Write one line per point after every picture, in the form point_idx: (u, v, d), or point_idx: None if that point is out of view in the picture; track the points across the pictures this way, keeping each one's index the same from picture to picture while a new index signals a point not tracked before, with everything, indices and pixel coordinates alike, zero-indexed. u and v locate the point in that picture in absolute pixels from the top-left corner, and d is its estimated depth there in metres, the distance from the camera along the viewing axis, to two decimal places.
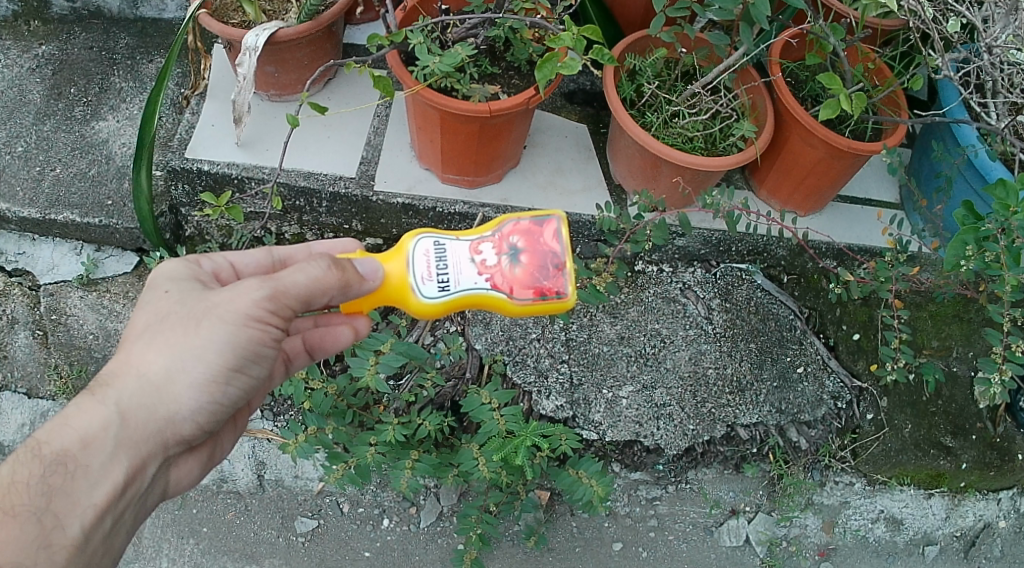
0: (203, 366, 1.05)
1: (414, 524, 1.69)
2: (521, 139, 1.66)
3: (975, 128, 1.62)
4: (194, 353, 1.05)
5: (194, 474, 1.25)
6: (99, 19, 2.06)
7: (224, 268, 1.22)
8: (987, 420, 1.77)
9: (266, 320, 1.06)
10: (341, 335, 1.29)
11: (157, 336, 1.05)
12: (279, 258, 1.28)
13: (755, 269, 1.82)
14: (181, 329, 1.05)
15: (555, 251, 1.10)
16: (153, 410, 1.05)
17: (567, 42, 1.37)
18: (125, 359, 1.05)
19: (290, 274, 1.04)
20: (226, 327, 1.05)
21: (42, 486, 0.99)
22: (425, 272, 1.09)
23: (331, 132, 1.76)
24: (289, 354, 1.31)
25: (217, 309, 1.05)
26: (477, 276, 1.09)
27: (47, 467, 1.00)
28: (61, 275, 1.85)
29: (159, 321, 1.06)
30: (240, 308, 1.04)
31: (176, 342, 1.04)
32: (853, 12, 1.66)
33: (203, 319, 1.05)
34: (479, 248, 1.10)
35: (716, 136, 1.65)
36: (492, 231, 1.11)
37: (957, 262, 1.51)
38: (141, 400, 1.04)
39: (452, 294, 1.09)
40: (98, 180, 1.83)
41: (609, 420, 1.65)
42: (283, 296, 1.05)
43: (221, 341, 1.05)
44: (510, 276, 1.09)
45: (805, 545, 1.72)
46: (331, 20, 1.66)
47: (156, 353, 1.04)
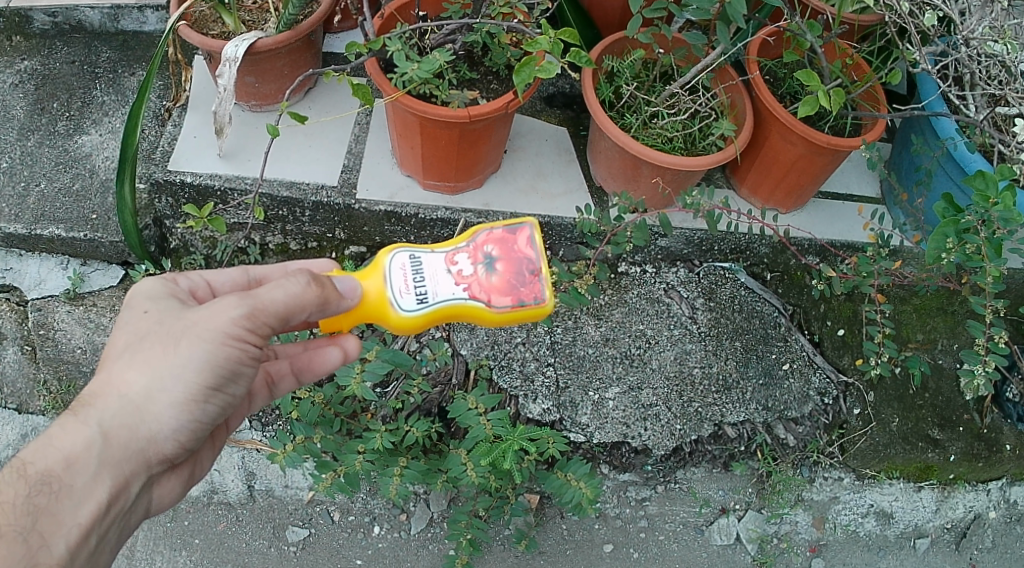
0: (184, 385, 1.05)
1: (404, 530, 1.70)
2: (502, 143, 1.67)
3: (954, 120, 1.62)
4: (174, 372, 1.04)
5: (177, 492, 1.25)
6: (80, 33, 2.06)
7: (201, 286, 1.22)
8: (974, 412, 1.79)
9: (246, 339, 1.06)
10: (325, 355, 1.28)
11: (137, 356, 1.05)
12: (255, 277, 1.29)
13: (738, 267, 1.83)
14: (161, 348, 1.05)
15: (530, 258, 1.10)
16: (135, 429, 1.05)
17: (544, 45, 1.37)
18: (106, 378, 1.05)
19: (268, 291, 1.04)
20: (205, 345, 1.04)
21: (28, 505, 0.99)
22: (402, 285, 1.09)
23: (312, 141, 1.76)
24: (271, 373, 1.32)
25: (196, 327, 1.04)
26: (454, 286, 1.09)
27: (31, 487, 1.00)
28: (49, 290, 1.85)
29: (138, 340, 1.06)
30: (218, 326, 1.04)
31: (155, 361, 1.04)
32: (830, 8, 1.67)
33: (182, 337, 1.05)
34: (454, 259, 1.10)
35: (695, 136, 1.65)
36: (466, 241, 1.12)
37: (938, 255, 1.49)
38: (122, 420, 1.04)
39: (430, 306, 1.09)
40: (82, 194, 1.83)
41: (596, 422, 1.66)
42: (261, 313, 1.04)
43: (199, 360, 1.04)
44: (487, 284, 1.09)
45: (796, 541, 1.72)
46: (309, 29, 1.67)
47: (136, 372, 1.04)
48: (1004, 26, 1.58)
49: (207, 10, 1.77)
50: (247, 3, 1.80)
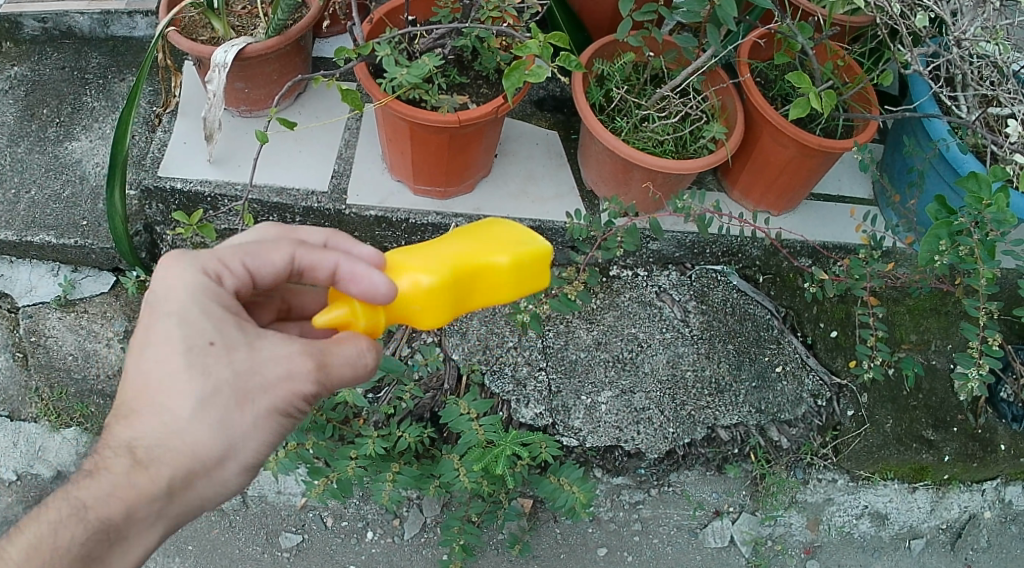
0: (254, 445, 0.97)
1: (398, 535, 1.70)
2: (492, 147, 1.66)
3: (946, 122, 1.59)
4: (244, 437, 0.95)
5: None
6: (70, 39, 2.05)
7: (235, 276, 1.01)
8: (968, 412, 1.78)
9: (309, 403, 0.99)
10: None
11: (206, 409, 0.93)
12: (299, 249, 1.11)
13: (730, 269, 1.82)
14: (233, 410, 0.94)
15: None
16: (198, 487, 0.97)
17: (533, 50, 1.36)
18: (167, 432, 0.93)
19: (339, 356, 0.97)
20: (278, 412, 0.96)
21: (81, 554, 0.93)
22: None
23: (301, 147, 1.76)
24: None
25: (275, 390, 0.95)
26: None
27: (89, 535, 0.93)
28: (39, 296, 1.84)
29: (207, 392, 0.92)
30: (294, 392, 0.96)
31: (225, 423, 0.93)
32: (820, 10, 1.67)
33: (258, 399, 0.95)
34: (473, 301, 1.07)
35: (686, 139, 1.65)
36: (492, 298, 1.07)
37: (932, 258, 1.50)
38: (185, 480, 0.95)
39: None
40: (73, 201, 1.83)
41: (589, 426, 1.66)
42: (333, 382, 0.98)
43: (273, 424, 0.97)
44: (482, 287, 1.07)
45: (790, 543, 1.72)
46: (299, 35, 1.66)
47: (205, 433, 0.93)
48: (995, 26, 1.58)
49: (197, 16, 1.77)
50: (237, 8, 1.80)
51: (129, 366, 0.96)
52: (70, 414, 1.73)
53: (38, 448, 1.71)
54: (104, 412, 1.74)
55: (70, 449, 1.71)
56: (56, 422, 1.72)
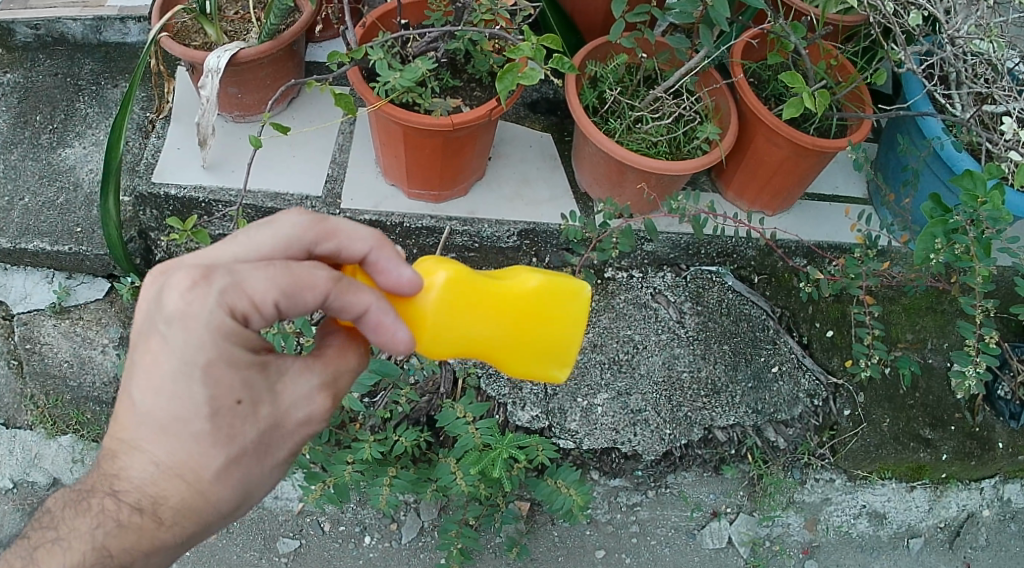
0: (268, 485, 0.99)
1: (395, 540, 1.69)
2: (486, 150, 1.66)
3: (940, 120, 1.60)
4: (261, 481, 0.96)
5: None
6: (63, 45, 2.05)
7: (263, 313, 0.90)
8: (965, 410, 1.77)
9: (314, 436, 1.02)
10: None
11: (233, 466, 0.91)
12: (322, 253, 0.98)
13: (725, 270, 1.83)
14: (255, 462, 0.94)
15: None
16: (210, 530, 0.98)
17: (527, 52, 1.36)
18: (189, 493, 0.90)
19: (343, 382, 1.01)
20: (293, 452, 0.98)
21: None
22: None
23: (295, 151, 1.76)
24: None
25: (293, 439, 0.96)
26: None
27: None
28: (34, 303, 1.83)
29: (232, 452, 0.91)
30: (308, 434, 0.98)
31: (247, 475, 0.94)
32: (813, 10, 1.67)
33: (278, 449, 0.96)
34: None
35: (680, 140, 1.65)
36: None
37: (927, 256, 1.48)
38: (201, 528, 0.95)
39: None
40: (67, 208, 1.82)
41: (586, 428, 1.65)
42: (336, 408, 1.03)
43: (285, 464, 1.00)
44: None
45: (789, 543, 1.71)
46: (291, 39, 1.66)
47: (228, 489, 0.92)
48: (989, 24, 1.56)
49: (189, 21, 1.76)
50: (230, 13, 1.80)
51: (141, 410, 0.88)
52: (65, 421, 1.73)
53: (33, 455, 1.71)
54: (99, 418, 1.73)
55: (65, 457, 1.70)
56: (52, 429, 1.72)
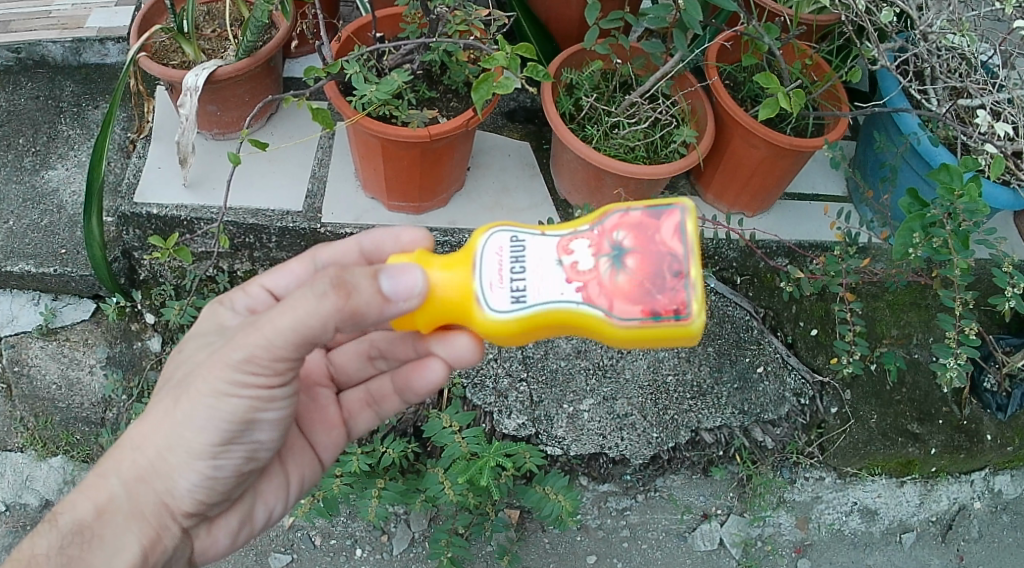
0: (198, 436, 1.02)
1: (387, 551, 1.69)
2: (464, 160, 1.67)
3: (915, 116, 1.59)
4: (183, 421, 1.01)
5: (225, 543, 1.22)
6: (44, 68, 2.06)
7: (261, 296, 1.15)
8: (952, 404, 1.78)
9: (250, 383, 0.98)
10: (430, 372, 1.11)
11: (158, 405, 1.04)
12: None
13: (708, 273, 1.79)
14: (172, 398, 1.02)
15: (675, 254, 0.85)
16: (155, 485, 1.05)
17: (501, 62, 1.35)
18: (123, 438, 1.05)
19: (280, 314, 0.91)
20: (210, 393, 0.99)
21: (60, 557, 1.00)
22: (493, 277, 0.87)
23: (274, 166, 1.77)
24: (374, 393, 1.28)
25: (196, 383, 1.00)
26: (564, 283, 0.86)
27: (64, 538, 1.01)
28: (21, 326, 1.83)
29: (155, 397, 1.06)
30: (214, 375, 0.98)
31: (165, 410, 1.02)
32: (786, 11, 1.67)
33: (183, 394, 1.01)
34: (570, 248, 0.87)
35: (657, 144, 1.65)
36: (590, 225, 0.89)
37: (905, 250, 1.48)
38: (140, 476, 1.04)
39: (527, 308, 0.85)
40: (51, 230, 1.83)
41: (572, 434, 1.66)
42: (260, 354, 0.95)
43: (201, 413, 1.01)
44: (611, 286, 0.85)
45: (780, 543, 1.71)
46: (268, 56, 1.67)
47: (154, 427, 1.03)
48: (961, 18, 1.56)
49: (167, 41, 1.77)
50: (207, 31, 1.80)
51: None
52: (57, 442, 1.73)
53: (25, 478, 1.71)
54: (89, 438, 1.73)
55: (56, 478, 1.70)
56: (43, 451, 1.72)
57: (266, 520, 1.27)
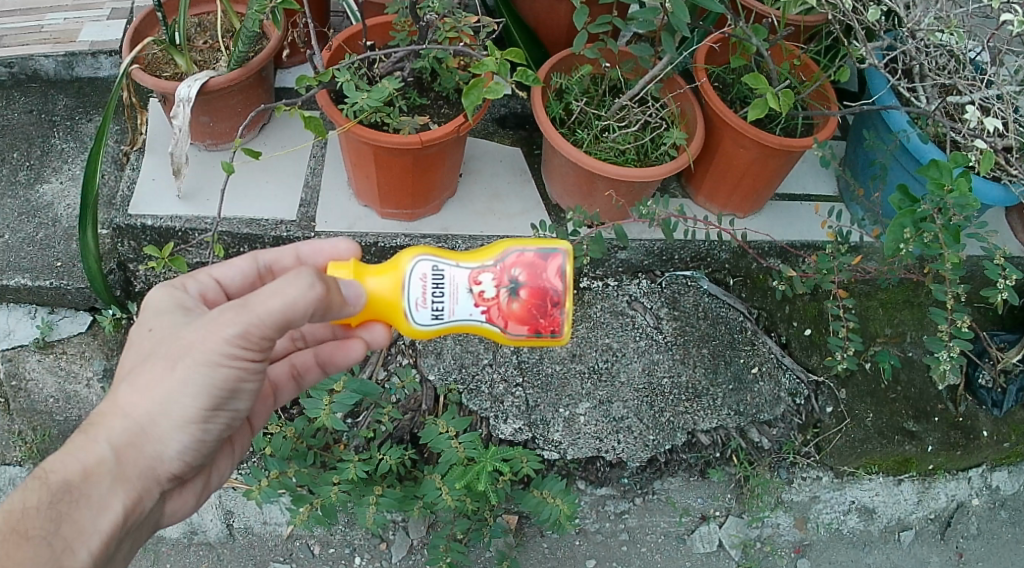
0: (189, 404, 1.02)
1: (385, 559, 1.69)
2: (456, 167, 1.68)
3: (904, 114, 1.60)
4: (178, 390, 1.01)
5: (190, 505, 1.25)
6: (37, 82, 2.07)
7: (210, 287, 1.18)
8: (947, 401, 1.78)
9: (243, 357, 0.99)
10: (351, 351, 1.23)
11: (142, 375, 1.01)
12: (265, 264, 1.23)
13: (700, 274, 1.84)
14: (161, 366, 1.00)
15: (556, 288, 1.07)
16: (144, 449, 1.03)
17: (491, 67, 1.33)
18: (112, 401, 1.02)
19: (266, 298, 0.95)
20: (201, 369, 0.99)
21: (50, 512, 0.97)
22: (419, 298, 1.06)
23: (267, 176, 1.78)
24: (298, 366, 1.32)
25: (192, 350, 0.99)
26: (473, 307, 1.07)
27: (53, 495, 0.98)
28: (18, 339, 1.83)
29: (140, 362, 1.02)
30: (212, 344, 0.98)
31: (155, 381, 1.00)
32: (774, 12, 1.68)
33: (179, 360, 1.00)
34: (478, 279, 1.06)
35: (648, 146, 1.66)
36: (492, 260, 1.07)
37: (897, 246, 1.48)
38: (131, 440, 1.02)
39: (445, 322, 1.08)
40: (47, 243, 1.83)
41: (569, 438, 1.66)
42: (255, 328, 0.96)
43: (196, 384, 1.00)
44: (506, 310, 1.07)
45: (779, 544, 1.71)
46: (260, 66, 1.68)
47: (145, 395, 1.01)
48: (948, 15, 1.56)
49: (160, 53, 1.77)
50: (199, 43, 1.81)
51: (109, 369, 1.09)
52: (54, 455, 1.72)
53: None
54: None
55: None
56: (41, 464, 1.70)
57: (215, 480, 1.30)
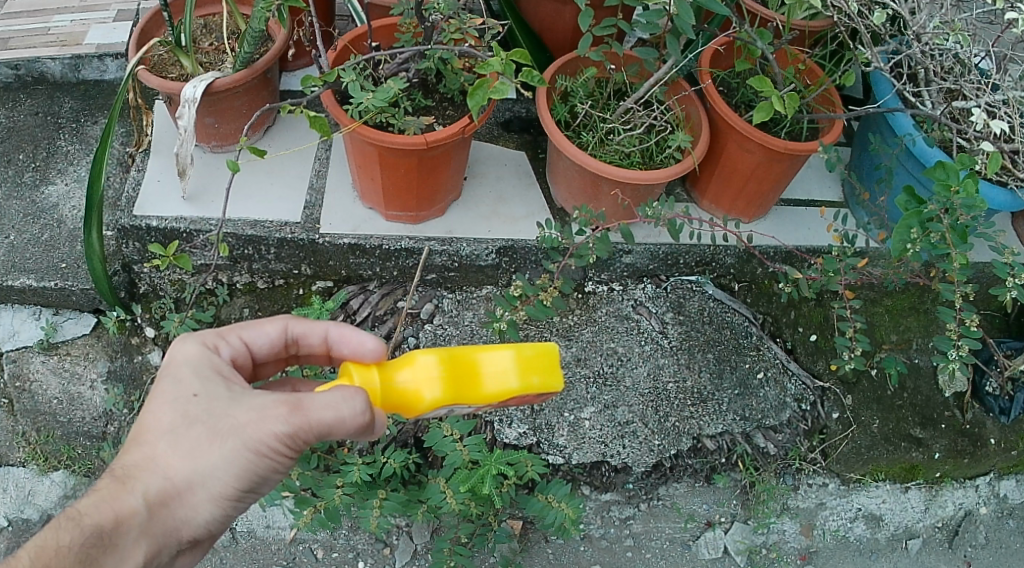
0: (229, 482, 1.00)
1: (389, 564, 1.68)
2: (461, 169, 1.67)
3: (909, 117, 1.60)
4: (218, 469, 0.98)
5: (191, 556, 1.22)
6: (43, 85, 2.07)
7: (239, 348, 1.16)
8: (954, 409, 1.77)
9: (284, 451, 1.00)
10: None
11: (183, 441, 0.98)
12: (293, 334, 1.21)
13: (704, 279, 1.83)
14: (205, 440, 0.98)
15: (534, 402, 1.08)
16: (176, 512, 1.00)
17: (496, 67, 1.32)
18: (150, 455, 0.98)
19: (320, 408, 0.95)
20: (246, 454, 0.98)
21: (79, 555, 0.94)
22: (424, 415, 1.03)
23: (273, 178, 1.77)
24: None
25: (240, 431, 0.97)
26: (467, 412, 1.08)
27: (85, 538, 0.95)
28: (22, 341, 1.82)
29: (185, 426, 0.99)
30: (262, 435, 0.97)
31: (197, 453, 0.98)
32: (779, 16, 1.68)
33: (225, 437, 0.98)
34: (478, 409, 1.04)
35: (653, 149, 1.65)
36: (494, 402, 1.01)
37: (903, 248, 1.47)
38: (166, 501, 0.99)
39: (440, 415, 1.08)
40: (51, 244, 1.83)
41: (574, 442, 1.66)
42: (306, 432, 0.97)
43: (236, 465, 0.98)
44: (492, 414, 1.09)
45: (785, 550, 1.69)
46: (265, 67, 1.68)
47: (184, 460, 0.98)
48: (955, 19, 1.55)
49: (166, 54, 1.77)
50: (204, 44, 1.81)
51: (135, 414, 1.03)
52: (58, 457, 1.71)
53: (27, 493, 1.68)
54: (90, 453, 1.71)
55: (58, 493, 1.68)
56: (45, 465, 1.70)
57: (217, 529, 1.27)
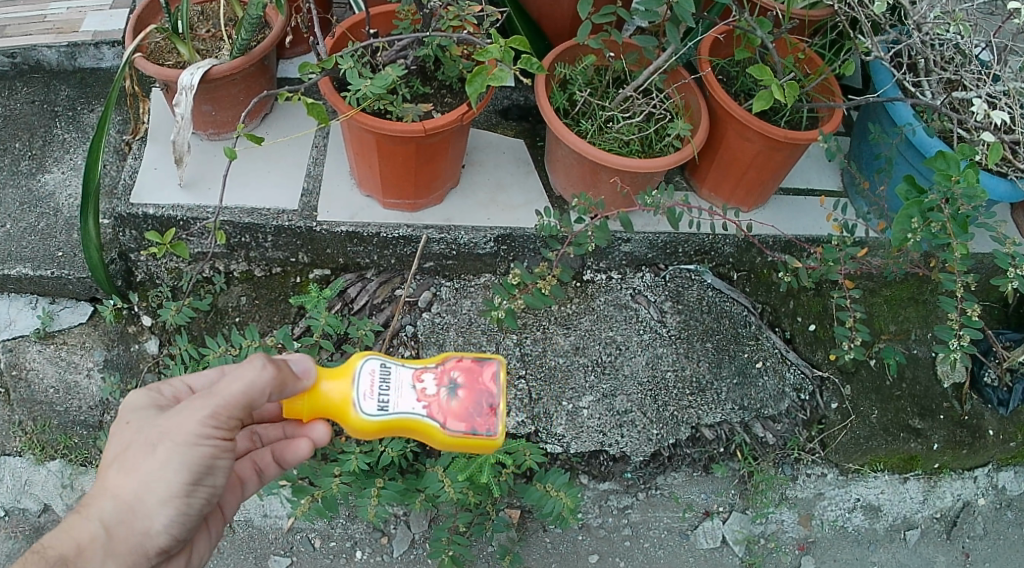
0: (174, 486, 1.04)
1: (386, 554, 1.68)
2: (460, 156, 1.67)
3: (909, 106, 1.60)
4: (160, 473, 1.03)
5: None
6: (40, 73, 2.06)
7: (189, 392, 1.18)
8: (953, 399, 1.77)
9: (216, 437, 1.05)
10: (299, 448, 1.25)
11: (123, 463, 1.04)
12: None
13: (703, 268, 1.83)
14: (141, 453, 1.03)
15: (492, 393, 1.10)
16: (133, 528, 1.04)
17: (495, 54, 1.31)
18: (101, 483, 1.04)
19: (227, 385, 1.03)
20: (181, 450, 1.03)
21: None
22: (365, 389, 1.08)
23: (270, 165, 1.76)
24: (259, 463, 1.30)
25: (169, 434, 1.03)
26: (414, 401, 1.08)
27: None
28: (19, 329, 1.82)
29: (123, 450, 1.05)
30: (187, 428, 1.03)
31: (137, 467, 1.03)
32: (780, 5, 1.67)
33: (159, 443, 1.03)
34: (421, 375, 1.10)
35: (652, 137, 1.65)
36: (436, 363, 1.12)
37: (904, 238, 1.46)
38: (122, 518, 1.03)
39: (388, 414, 1.08)
40: (48, 233, 1.82)
41: (572, 431, 1.65)
42: (226, 410, 1.03)
43: (178, 465, 1.03)
44: (446, 406, 1.08)
45: (784, 540, 1.70)
46: (263, 55, 1.67)
47: (130, 477, 1.03)
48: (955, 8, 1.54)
49: (163, 41, 1.76)
50: (201, 32, 1.80)
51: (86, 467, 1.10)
52: (55, 446, 1.71)
53: (24, 482, 1.68)
54: (87, 442, 1.71)
55: (55, 482, 1.68)
56: (41, 455, 1.69)
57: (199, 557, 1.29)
